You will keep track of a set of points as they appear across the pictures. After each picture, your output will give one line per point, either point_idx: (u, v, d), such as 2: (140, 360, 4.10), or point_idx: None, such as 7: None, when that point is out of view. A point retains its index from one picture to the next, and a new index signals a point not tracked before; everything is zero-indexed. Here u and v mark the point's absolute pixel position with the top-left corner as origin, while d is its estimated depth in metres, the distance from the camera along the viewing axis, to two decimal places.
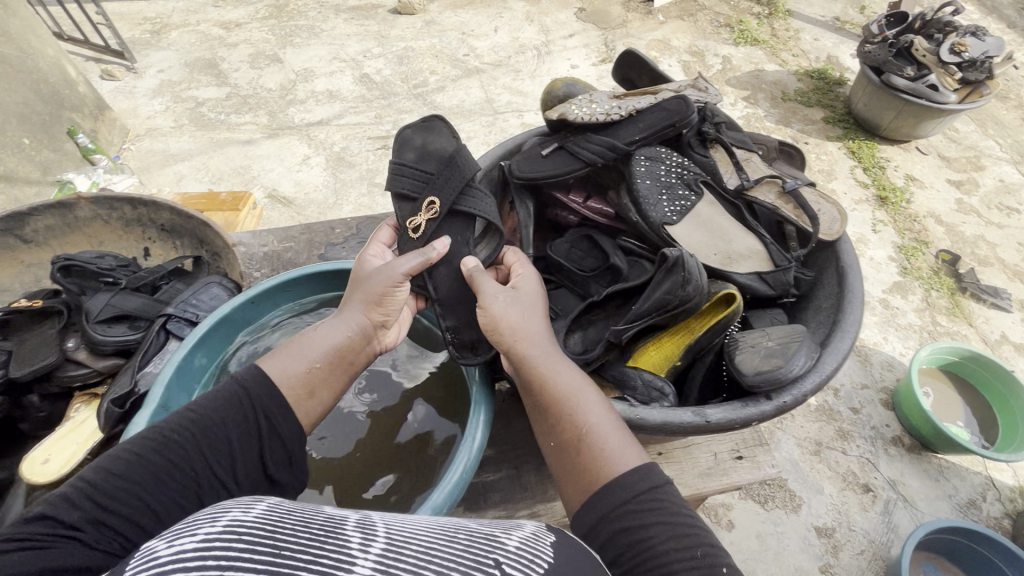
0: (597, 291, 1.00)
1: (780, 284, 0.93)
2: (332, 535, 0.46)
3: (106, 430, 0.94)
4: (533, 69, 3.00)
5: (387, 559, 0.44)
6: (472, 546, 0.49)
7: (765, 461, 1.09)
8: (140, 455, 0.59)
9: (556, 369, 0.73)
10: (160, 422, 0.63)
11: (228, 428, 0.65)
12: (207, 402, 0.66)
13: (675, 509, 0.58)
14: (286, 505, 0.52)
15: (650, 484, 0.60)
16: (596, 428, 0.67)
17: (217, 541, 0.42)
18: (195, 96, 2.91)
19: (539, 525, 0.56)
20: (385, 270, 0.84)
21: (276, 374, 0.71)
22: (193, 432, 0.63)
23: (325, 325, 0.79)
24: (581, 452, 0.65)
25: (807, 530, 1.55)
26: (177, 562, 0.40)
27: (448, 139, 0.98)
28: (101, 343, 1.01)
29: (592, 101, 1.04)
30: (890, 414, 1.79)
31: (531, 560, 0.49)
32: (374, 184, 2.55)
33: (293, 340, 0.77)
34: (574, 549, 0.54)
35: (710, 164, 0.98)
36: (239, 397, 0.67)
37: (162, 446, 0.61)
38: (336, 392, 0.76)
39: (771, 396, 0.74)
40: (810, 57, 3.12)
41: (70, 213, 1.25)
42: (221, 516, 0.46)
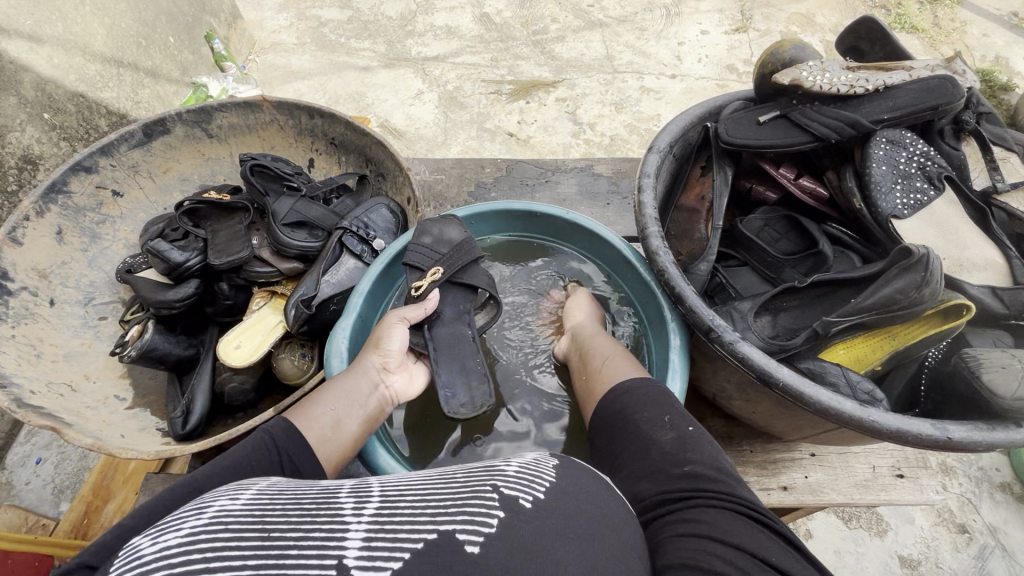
0: (793, 276, 0.94)
1: (1018, 306, 0.82)
2: (324, 505, 0.44)
3: (292, 329, 1.01)
4: (659, 30, 2.65)
5: (382, 516, 0.43)
6: (469, 481, 0.48)
7: (930, 485, 1.01)
8: (176, 502, 0.51)
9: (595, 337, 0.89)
10: (191, 473, 0.55)
11: (263, 472, 0.59)
12: (243, 449, 0.59)
13: (659, 394, 0.70)
14: (278, 485, 0.49)
15: (644, 383, 0.73)
16: (611, 358, 0.82)
17: (202, 533, 0.39)
18: (319, 16, 2.73)
19: (541, 453, 0.57)
20: (386, 322, 0.89)
21: (308, 427, 0.68)
22: (230, 470, 0.56)
23: (347, 377, 0.79)
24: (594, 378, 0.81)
25: (890, 557, 1.47)
26: (161, 560, 0.37)
27: (461, 231, 1.02)
28: (288, 246, 1.06)
29: (823, 69, 0.92)
30: (1001, 457, 1.62)
31: (533, 480, 0.49)
32: (484, 129, 2.35)
33: (316, 391, 0.75)
34: (577, 474, 0.53)
35: (961, 158, 0.93)
36: (265, 442, 0.62)
37: (195, 492, 0.53)
38: (356, 440, 0.73)
39: (1020, 424, 0.70)
40: (974, 55, 2.59)
41: (253, 115, 1.29)
42: (206, 507, 0.43)
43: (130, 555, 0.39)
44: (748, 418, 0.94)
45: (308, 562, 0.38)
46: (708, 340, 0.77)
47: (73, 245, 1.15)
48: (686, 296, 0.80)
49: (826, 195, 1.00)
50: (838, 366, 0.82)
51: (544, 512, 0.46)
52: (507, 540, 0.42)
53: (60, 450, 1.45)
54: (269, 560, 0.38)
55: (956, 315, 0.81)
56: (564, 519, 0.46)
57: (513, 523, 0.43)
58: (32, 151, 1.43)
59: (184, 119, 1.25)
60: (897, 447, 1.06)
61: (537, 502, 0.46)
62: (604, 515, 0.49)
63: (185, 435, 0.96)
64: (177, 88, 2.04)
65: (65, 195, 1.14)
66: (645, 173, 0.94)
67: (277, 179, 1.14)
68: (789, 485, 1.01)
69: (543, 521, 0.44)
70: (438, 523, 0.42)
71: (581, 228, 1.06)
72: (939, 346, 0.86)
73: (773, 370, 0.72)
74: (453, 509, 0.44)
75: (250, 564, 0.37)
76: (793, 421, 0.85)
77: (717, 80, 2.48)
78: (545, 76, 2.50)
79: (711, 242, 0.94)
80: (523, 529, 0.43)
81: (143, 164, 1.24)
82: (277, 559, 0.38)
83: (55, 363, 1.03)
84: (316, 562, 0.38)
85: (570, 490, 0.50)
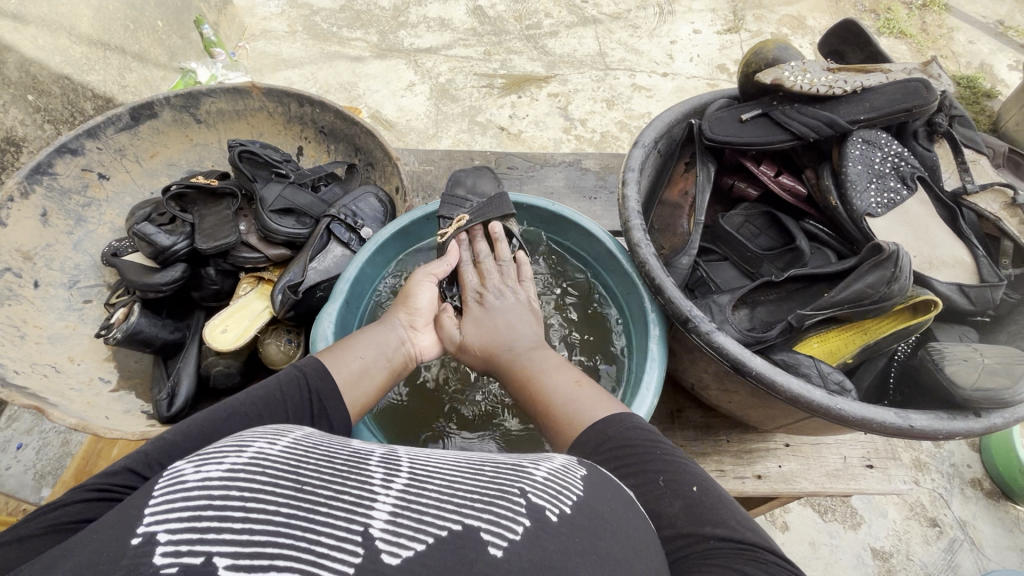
0: (770, 271, 0.96)
1: (983, 303, 0.86)
2: (356, 470, 0.43)
3: (279, 315, 1.02)
4: (652, 27, 2.66)
5: (410, 493, 0.41)
6: (498, 478, 0.46)
7: (898, 475, 1.04)
8: (212, 424, 0.58)
9: (548, 375, 0.72)
10: (228, 399, 0.62)
11: (291, 407, 0.64)
12: (275, 382, 0.65)
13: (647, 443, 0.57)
14: (312, 437, 0.48)
15: (619, 421, 0.60)
16: (567, 390, 0.68)
17: (241, 472, 0.40)
18: (310, 5, 2.71)
19: (569, 458, 0.52)
20: (414, 278, 0.90)
21: (337, 367, 0.72)
22: (262, 404, 0.62)
23: (375, 328, 0.81)
24: (553, 418, 0.66)
25: (863, 549, 1.51)
26: (203, 490, 0.38)
27: (493, 184, 1.12)
28: (275, 232, 1.06)
29: (805, 70, 0.94)
30: (974, 455, 1.67)
31: (560, 492, 0.45)
32: (475, 122, 2.35)
33: (347, 338, 0.78)
34: (605, 485, 0.49)
35: (933, 159, 0.97)
36: (298, 377, 0.67)
37: (230, 415, 0.59)
38: (379, 389, 0.76)
39: (979, 414, 0.72)
40: (961, 61, 2.64)
41: (242, 101, 1.29)
42: (246, 447, 0.43)
43: (174, 478, 0.40)
44: (724, 408, 0.97)
45: (336, 524, 0.37)
46: (686, 331, 0.80)
47: (57, 227, 1.15)
48: (664, 285, 0.82)
49: (804, 192, 1.03)
50: (810, 357, 0.85)
51: (574, 529, 0.42)
52: (532, 552, 0.39)
53: (42, 435, 1.44)
54: (301, 512, 0.37)
55: (924, 310, 0.84)
56: (590, 535, 0.42)
57: (539, 538, 0.40)
58: (15, 133, 1.41)
59: (172, 103, 1.24)
60: (868, 438, 1.09)
61: (564, 516, 0.43)
62: (622, 528, 0.45)
63: (170, 418, 0.96)
64: (165, 73, 2.02)
65: (50, 177, 1.13)
66: (629, 167, 0.96)
67: (266, 165, 1.15)
68: (763, 474, 1.03)
69: (569, 539, 0.41)
70: (464, 516, 0.40)
71: (567, 221, 1.08)
72: (908, 341, 0.90)
73: (747, 359, 0.75)
74: (480, 504, 0.42)
75: (282, 513, 0.37)
76: (768, 411, 0.88)
77: (707, 79, 2.51)
78: (538, 71, 2.51)
79: (692, 238, 0.96)
80: (546, 544, 0.40)
81: (131, 147, 1.24)
82: (308, 514, 0.37)
83: (39, 344, 1.04)
84: (343, 525, 0.37)
85: (598, 506, 0.46)
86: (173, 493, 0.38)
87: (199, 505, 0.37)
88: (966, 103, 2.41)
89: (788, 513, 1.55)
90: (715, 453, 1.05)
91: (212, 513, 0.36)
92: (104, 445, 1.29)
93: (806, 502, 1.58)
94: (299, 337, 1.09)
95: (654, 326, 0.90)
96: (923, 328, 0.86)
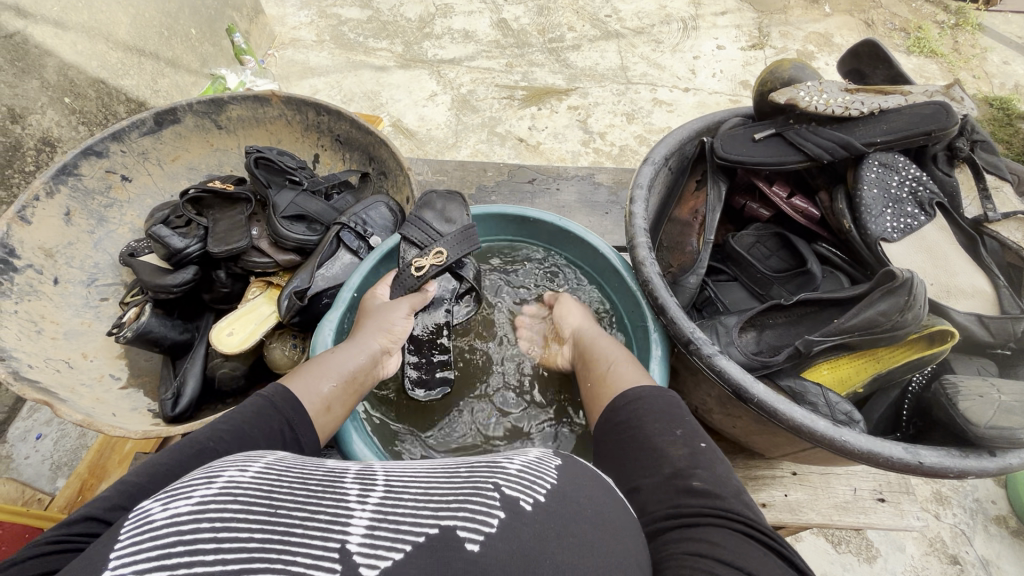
0: (780, 294, 0.94)
1: (1003, 335, 0.82)
2: (330, 489, 0.43)
3: (285, 320, 1.03)
4: (675, 43, 2.66)
5: (385, 505, 0.42)
6: (472, 476, 0.46)
7: (911, 511, 1.00)
8: (178, 462, 0.55)
9: (604, 349, 0.86)
10: (193, 435, 0.58)
11: (265, 434, 0.63)
12: (245, 414, 0.63)
13: (675, 409, 0.65)
14: (285, 460, 0.49)
15: (656, 391, 0.69)
16: (618, 364, 0.80)
17: (211, 503, 0.40)
18: (339, 15, 2.77)
19: (545, 450, 0.53)
20: (393, 308, 0.92)
21: (307, 397, 0.71)
22: (232, 439, 0.59)
23: (340, 352, 0.81)
24: (603, 380, 0.78)
25: None
26: (172, 527, 0.38)
27: (463, 210, 1.07)
28: (285, 238, 1.08)
29: (821, 90, 0.92)
30: (999, 491, 1.60)
31: (535, 483, 0.46)
32: (495, 133, 2.37)
33: (315, 362, 0.78)
34: (581, 476, 0.50)
35: (953, 185, 0.95)
36: (267, 409, 0.65)
37: (198, 452, 0.56)
38: (348, 410, 0.77)
39: (994, 453, 0.69)
40: (995, 82, 2.57)
41: (262, 109, 1.32)
42: (215, 477, 0.43)
43: (141, 518, 0.40)
44: (728, 433, 0.94)
45: (312, 543, 0.38)
46: (687, 353, 0.78)
47: (80, 227, 1.18)
48: (665, 305, 0.81)
49: (817, 215, 1.01)
50: (817, 386, 0.82)
51: (550, 520, 0.43)
52: (508, 544, 0.40)
53: (61, 426, 1.48)
54: (276, 536, 0.38)
55: (941, 341, 0.80)
56: (568, 524, 0.43)
57: (516, 529, 0.41)
58: (50, 134, 1.47)
59: (195, 109, 1.28)
60: (880, 470, 1.06)
61: (539, 504, 0.44)
62: (600, 518, 0.46)
63: (174, 417, 0.99)
64: (196, 79, 2.08)
65: (75, 178, 1.17)
66: (637, 184, 0.95)
67: (280, 172, 1.17)
68: (768, 502, 1.00)
69: (546, 527, 0.42)
70: (440, 518, 0.41)
71: (574, 236, 1.07)
72: (923, 372, 0.86)
73: (748, 385, 0.73)
74: (456, 505, 0.42)
75: (256, 537, 0.37)
76: (772, 437, 0.85)
77: (730, 95, 2.48)
78: (559, 83, 2.51)
79: (700, 257, 0.94)
80: (523, 534, 0.41)
81: (153, 151, 1.27)
82: (283, 537, 0.38)
83: (55, 340, 1.07)
84: (319, 544, 0.38)
85: (575, 496, 0.47)
86: (142, 534, 0.38)
87: (168, 542, 0.37)
88: (999, 124, 2.34)
89: (799, 542, 1.50)
90: None
91: (182, 548, 0.36)
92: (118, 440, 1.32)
93: (818, 532, 1.53)
94: (304, 343, 1.11)
95: (654, 347, 0.88)
96: (938, 361, 0.83)
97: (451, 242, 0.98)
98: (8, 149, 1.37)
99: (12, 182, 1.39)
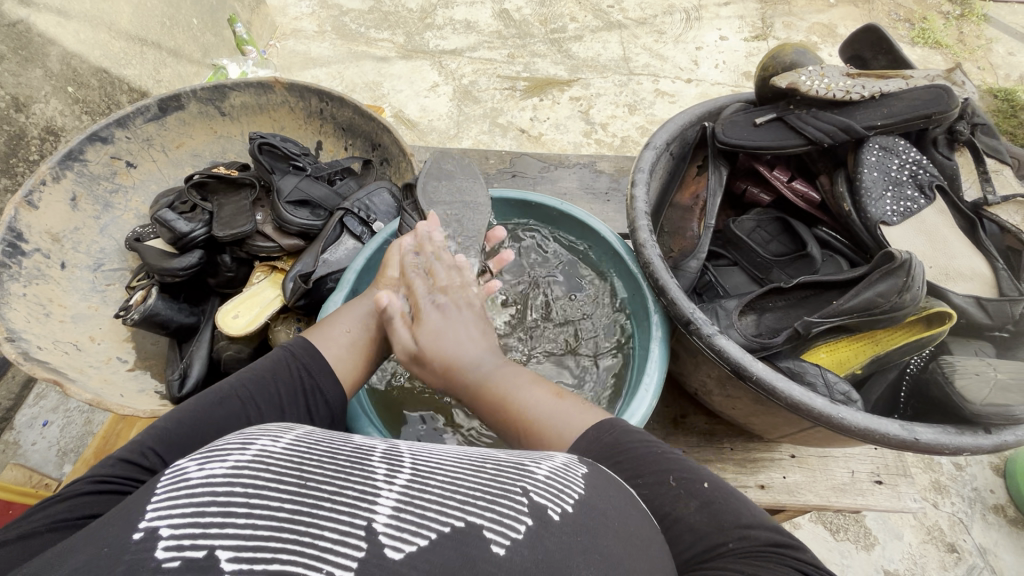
0: (779, 277, 0.95)
1: (1001, 317, 0.83)
2: (359, 466, 0.43)
3: (290, 303, 1.05)
4: (676, 34, 2.65)
5: (412, 490, 0.42)
6: (499, 475, 0.46)
7: (908, 493, 1.01)
8: (205, 408, 0.62)
9: (513, 381, 0.66)
10: (223, 382, 0.66)
11: (284, 381, 0.68)
12: (265, 366, 0.69)
13: (636, 453, 0.56)
14: (314, 434, 0.49)
15: (604, 433, 0.59)
16: (535, 403, 0.63)
17: (246, 469, 0.40)
18: (340, 5, 2.75)
19: (570, 457, 0.52)
20: (394, 248, 0.88)
21: (326, 345, 0.74)
22: (253, 383, 0.66)
23: (357, 299, 0.81)
24: (528, 433, 0.62)
25: (876, 572, 1.46)
26: (207, 487, 0.38)
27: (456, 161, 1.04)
28: (289, 223, 1.09)
29: (822, 74, 0.92)
30: (998, 480, 1.61)
31: (561, 491, 0.45)
32: (497, 124, 2.37)
33: (338, 310, 0.80)
34: (606, 479, 0.50)
35: (953, 168, 0.96)
36: (287, 358, 0.71)
37: (223, 399, 0.63)
38: (368, 361, 0.77)
39: (990, 430, 0.71)
40: (999, 73, 2.56)
41: (266, 95, 1.33)
42: (250, 444, 0.44)
43: (177, 476, 0.40)
44: (727, 415, 0.95)
45: (339, 519, 0.38)
46: (687, 332, 0.79)
47: (86, 212, 1.19)
48: (668, 286, 0.82)
49: (818, 198, 1.02)
50: (816, 366, 0.82)
51: (575, 525, 0.43)
52: (533, 550, 0.40)
53: (67, 413, 1.49)
54: (304, 508, 0.38)
55: (939, 323, 0.82)
56: (591, 530, 0.43)
57: (540, 535, 0.41)
58: (54, 123, 1.47)
59: (199, 96, 1.28)
60: (878, 453, 1.07)
61: (566, 514, 0.43)
62: (625, 525, 0.46)
63: (180, 398, 1.00)
64: (198, 69, 2.07)
65: (80, 163, 1.18)
66: (639, 168, 0.95)
67: (286, 158, 1.18)
68: (767, 483, 1.02)
69: (571, 535, 0.42)
70: (467, 513, 0.41)
71: (578, 219, 1.08)
72: (921, 354, 0.87)
73: (748, 363, 0.74)
74: (483, 503, 0.42)
75: (286, 508, 0.38)
76: (770, 418, 0.86)
77: (732, 86, 2.48)
78: (560, 74, 2.51)
79: (701, 241, 0.94)
80: (548, 541, 0.41)
81: (158, 137, 1.28)
82: (311, 510, 0.38)
83: (63, 322, 1.08)
84: (346, 520, 0.38)
85: (597, 500, 0.46)
86: (177, 489, 0.39)
87: (203, 501, 0.37)
88: (1003, 116, 2.32)
89: (798, 529, 1.51)
90: (718, 460, 1.03)
91: (216, 508, 0.37)
92: (124, 426, 1.33)
93: (817, 520, 1.54)
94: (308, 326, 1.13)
95: (655, 331, 0.90)
96: (937, 341, 0.84)
97: (430, 191, 1.00)
98: (13, 137, 1.38)
99: (17, 170, 1.40)
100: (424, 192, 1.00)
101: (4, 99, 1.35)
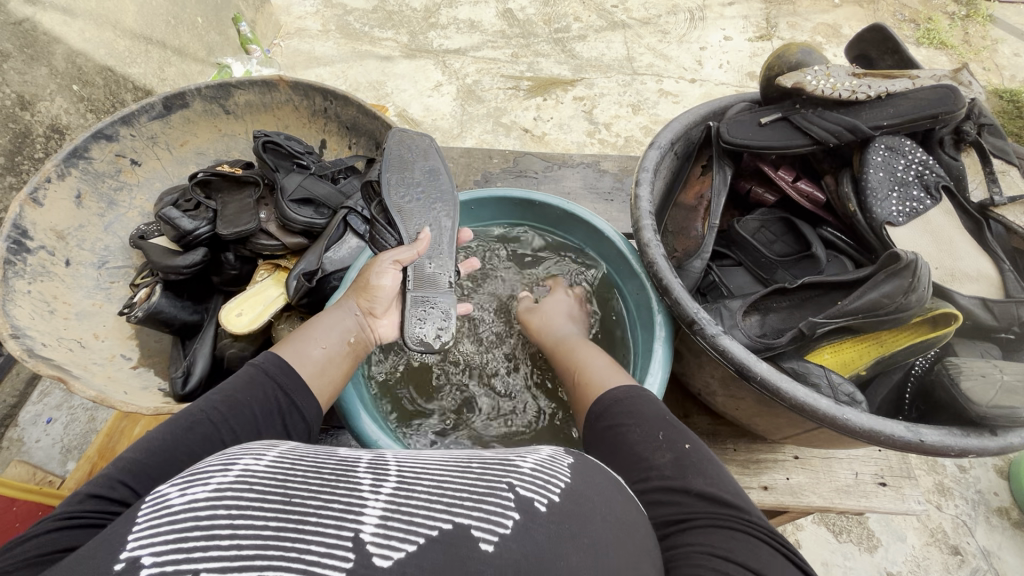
0: (784, 278, 0.95)
1: (1007, 318, 0.83)
2: (344, 477, 0.43)
3: (294, 301, 1.06)
4: (680, 34, 2.64)
5: (399, 497, 0.41)
6: (486, 473, 0.45)
7: (912, 495, 1.01)
8: (174, 436, 0.60)
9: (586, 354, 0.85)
10: (189, 408, 0.63)
11: (256, 402, 0.66)
12: (233, 387, 0.66)
13: (646, 415, 0.66)
14: (299, 450, 0.49)
15: (631, 395, 0.70)
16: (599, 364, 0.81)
17: (229, 491, 0.40)
18: (344, 4, 2.76)
19: (557, 449, 0.52)
20: (377, 264, 0.89)
21: (300, 363, 0.73)
22: (224, 407, 0.64)
23: (331, 313, 0.83)
24: (581, 385, 0.79)
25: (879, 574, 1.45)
26: (189, 512, 0.38)
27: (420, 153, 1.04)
28: (293, 221, 1.09)
29: (829, 74, 0.92)
30: (1002, 483, 1.60)
31: (547, 483, 0.45)
32: (500, 123, 2.36)
33: (304, 326, 0.80)
34: (595, 476, 0.50)
35: (960, 168, 0.96)
36: (259, 377, 0.68)
37: (192, 424, 0.61)
38: (343, 372, 0.79)
39: (996, 433, 0.71)
40: (1005, 74, 2.55)
41: (270, 94, 1.33)
42: (232, 464, 0.44)
43: (159, 502, 0.40)
44: (729, 415, 0.95)
45: (325, 532, 0.38)
46: (691, 332, 0.79)
47: (91, 210, 1.20)
48: (672, 286, 0.82)
49: (823, 198, 1.02)
50: (821, 366, 0.82)
51: (562, 521, 0.43)
52: (520, 545, 0.40)
53: (70, 411, 1.49)
54: (290, 524, 0.38)
55: (944, 324, 0.81)
56: (580, 527, 0.43)
57: (528, 529, 0.41)
58: (59, 121, 1.48)
59: (204, 94, 1.28)
60: (882, 455, 1.06)
61: (553, 505, 0.44)
62: (614, 518, 0.46)
63: (185, 395, 1.01)
64: (202, 67, 2.07)
65: (85, 161, 1.18)
66: (643, 168, 0.95)
67: (290, 156, 1.18)
68: (769, 484, 1.01)
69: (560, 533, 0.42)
70: (455, 515, 0.41)
71: (582, 220, 1.08)
72: (926, 355, 0.87)
73: (751, 363, 0.74)
74: (470, 503, 0.42)
75: (270, 526, 0.37)
76: (773, 419, 0.86)
77: (736, 86, 2.47)
78: (564, 74, 2.50)
79: (706, 241, 0.94)
80: (537, 537, 0.41)
81: (162, 135, 1.29)
82: (297, 525, 0.38)
83: (67, 320, 1.08)
84: (332, 533, 0.38)
85: (586, 497, 0.46)
86: (158, 517, 0.38)
87: (185, 526, 0.37)
88: (1009, 117, 2.31)
89: (801, 531, 1.50)
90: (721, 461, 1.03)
91: (199, 533, 0.37)
92: (127, 424, 1.33)
93: (820, 521, 1.53)
94: None
95: (660, 332, 0.90)
96: (943, 342, 0.83)
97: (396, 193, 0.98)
98: (18, 135, 1.38)
99: (22, 168, 1.41)
100: (389, 188, 0.99)
101: (9, 97, 1.36)
